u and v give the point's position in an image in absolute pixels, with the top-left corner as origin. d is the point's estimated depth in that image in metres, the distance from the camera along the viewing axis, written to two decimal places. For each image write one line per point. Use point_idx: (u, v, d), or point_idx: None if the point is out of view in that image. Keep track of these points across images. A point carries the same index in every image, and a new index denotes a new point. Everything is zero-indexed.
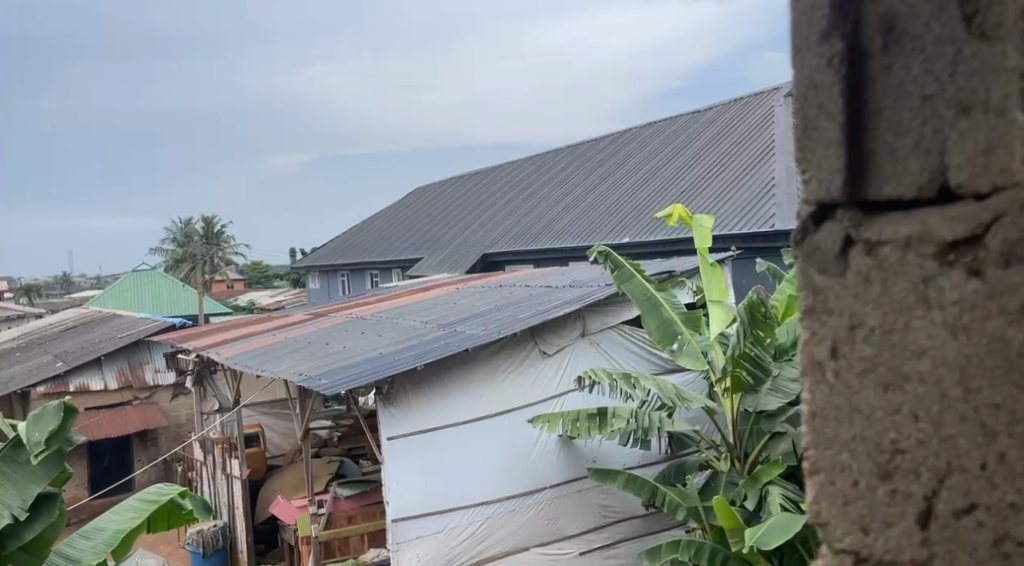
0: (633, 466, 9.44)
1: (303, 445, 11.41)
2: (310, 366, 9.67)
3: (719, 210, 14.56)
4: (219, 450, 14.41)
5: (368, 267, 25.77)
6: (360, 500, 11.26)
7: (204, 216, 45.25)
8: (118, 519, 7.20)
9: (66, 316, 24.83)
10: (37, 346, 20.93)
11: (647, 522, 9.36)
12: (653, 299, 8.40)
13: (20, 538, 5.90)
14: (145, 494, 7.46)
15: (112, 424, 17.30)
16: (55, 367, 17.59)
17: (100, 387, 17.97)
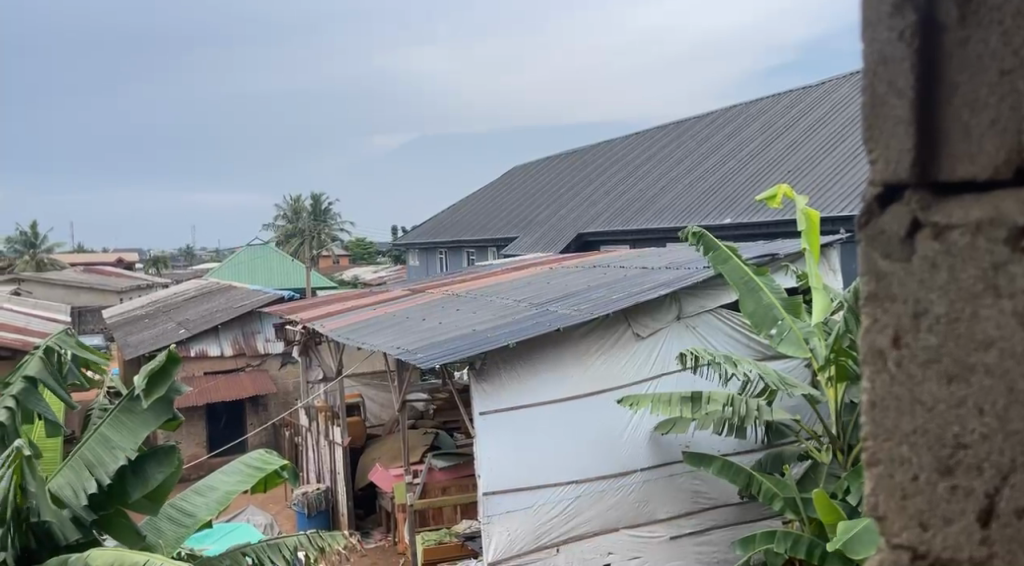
0: (728, 453, 9.27)
1: (401, 416, 11.58)
2: (406, 341, 9.77)
3: (825, 192, 14.22)
4: (321, 417, 14.72)
5: (464, 246, 25.95)
6: (455, 472, 11.40)
7: (312, 194, 46.25)
8: (228, 481, 7.40)
9: (188, 286, 25.70)
10: (161, 314, 21.72)
11: (741, 510, 9.21)
12: (751, 282, 8.22)
13: (143, 487, 6.03)
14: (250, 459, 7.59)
15: (226, 390, 17.84)
16: (175, 333, 18.23)
17: (217, 354, 18.52)
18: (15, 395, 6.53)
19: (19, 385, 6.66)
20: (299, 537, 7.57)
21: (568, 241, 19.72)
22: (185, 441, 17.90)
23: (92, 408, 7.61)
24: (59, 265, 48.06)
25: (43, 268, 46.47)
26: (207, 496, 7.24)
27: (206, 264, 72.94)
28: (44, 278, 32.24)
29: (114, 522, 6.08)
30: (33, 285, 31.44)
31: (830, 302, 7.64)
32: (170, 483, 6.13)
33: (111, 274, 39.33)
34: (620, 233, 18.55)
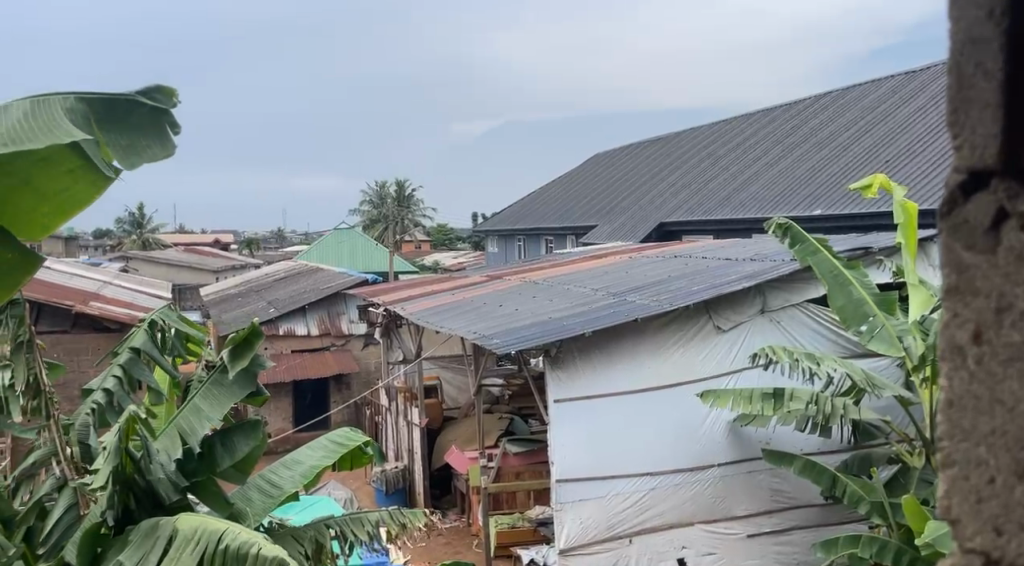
0: (811, 452, 9.05)
1: (476, 400, 11.61)
2: (483, 327, 9.79)
3: (921, 185, 13.84)
4: (400, 398, 14.87)
5: (543, 233, 25.90)
6: (528, 458, 11.38)
7: (397, 180, 46.58)
8: (312, 457, 7.49)
9: (277, 267, 26.16)
10: (251, 293, 22.17)
11: (824, 512, 8.95)
12: (840, 276, 8.05)
13: (232, 456, 6.25)
14: (335, 436, 7.69)
15: (314, 366, 18.30)
16: (263, 312, 18.58)
17: (304, 333, 18.78)
18: (121, 362, 6.94)
19: (126, 353, 7.06)
20: (382, 512, 7.62)
21: (650, 230, 19.53)
22: (272, 416, 18.28)
23: (189, 383, 7.77)
24: (158, 242, 49.50)
25: (146, 248, 48.03)
26: (293, 470, 7.32)
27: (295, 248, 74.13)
28: (143, 257, 33.26)
29: (205, 489, 6.22)
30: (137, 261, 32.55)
31: (932, 297, 7.36)
32: (256, 455, 6.28)
33: (201, 254, 40.27)
34: (704, 223, 18.32)
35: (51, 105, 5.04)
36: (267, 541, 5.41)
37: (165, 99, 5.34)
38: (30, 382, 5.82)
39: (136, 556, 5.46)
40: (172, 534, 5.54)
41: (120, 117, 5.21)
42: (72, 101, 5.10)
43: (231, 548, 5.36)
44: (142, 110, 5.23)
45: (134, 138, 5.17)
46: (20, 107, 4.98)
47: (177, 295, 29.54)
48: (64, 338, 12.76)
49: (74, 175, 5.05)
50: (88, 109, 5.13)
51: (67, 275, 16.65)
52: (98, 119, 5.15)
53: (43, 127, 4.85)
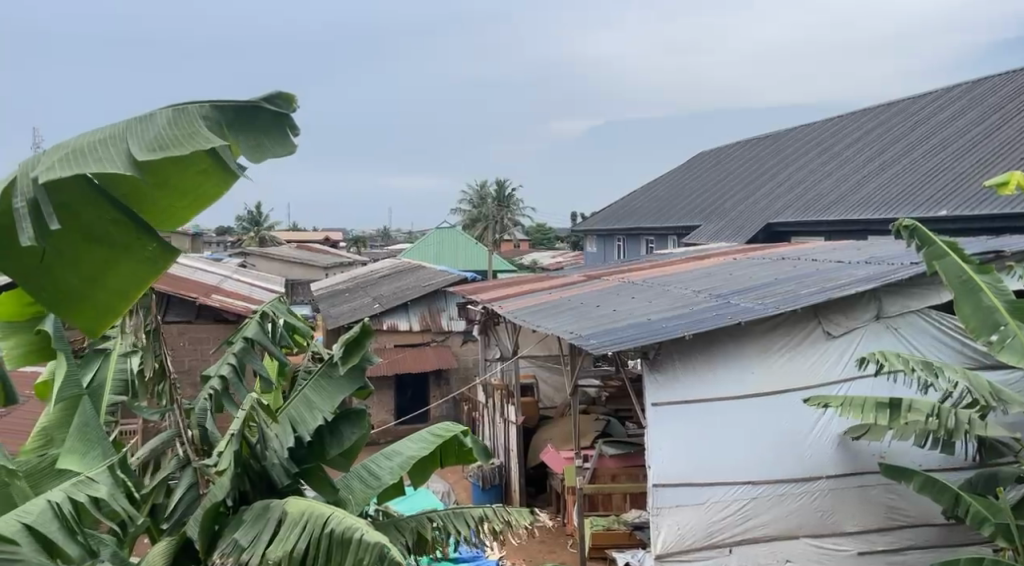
0: (931, 468, 8.70)
1: (572, 400, 11.55)
2: (578, 327, 9.73)
3: None
4: (497, 395, 14.86)
5: (644, 233, 25.60)
6: (625, 460, 11.28)
7: (497, 180, 46.78)
8: (412, 448, 7.51)
9: (379, 264, 26.49)
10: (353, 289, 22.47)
11: (944, 533, 8.59)
12: (971, 283, 7.68)
13: (340, 446, 6.87)
14: (434, 428, 7.69)
15: (414, 362, 18.49)
16: (366, 308, 18.80)
17: (405, 328, 18.95)
18: (235, 352, 7.23)
19: (239, 344, 7.32)
20: (484, 508, 7.53)
21: (756, 230, 19.10)
22: (375, 407, 18.66)
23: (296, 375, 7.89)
24: (273, 240, 50.93)
25: (262, 245, 49.43)
26: (392, 460, 7.36)
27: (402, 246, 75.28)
28: (260, 253, 34.23)
29: (314, 475, 6.85)
30: (252, 257, 33.67)
31: None
32: (362, 443, 6.94)
33: (305, 250, 41.14)
34: (815, 224, 17.84)
35: (188, 114, 5.38)
36: (369, 527, 5.94)
37: (284, 102, 5.45)
38: (156, 369, 6.61)
39: (251, 534, 6.08)
40: (282, 516, 6.11)
41: (246, 121, 5.45)
42: (208, 109, 5.41)
43: (336, 532, 5.91)
44: (266, 116, 5.44)
45: (262, 140, 5.42)
46: (162, 113, 5.36)
47: (289, 290, 30.32)
48: (188, 328, 13.64)
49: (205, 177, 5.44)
50: (221, 114, 5.43)
51: (185, 268, 17.22)
52: (230, 124, 5.42)
53: (181, 133, 5.29)
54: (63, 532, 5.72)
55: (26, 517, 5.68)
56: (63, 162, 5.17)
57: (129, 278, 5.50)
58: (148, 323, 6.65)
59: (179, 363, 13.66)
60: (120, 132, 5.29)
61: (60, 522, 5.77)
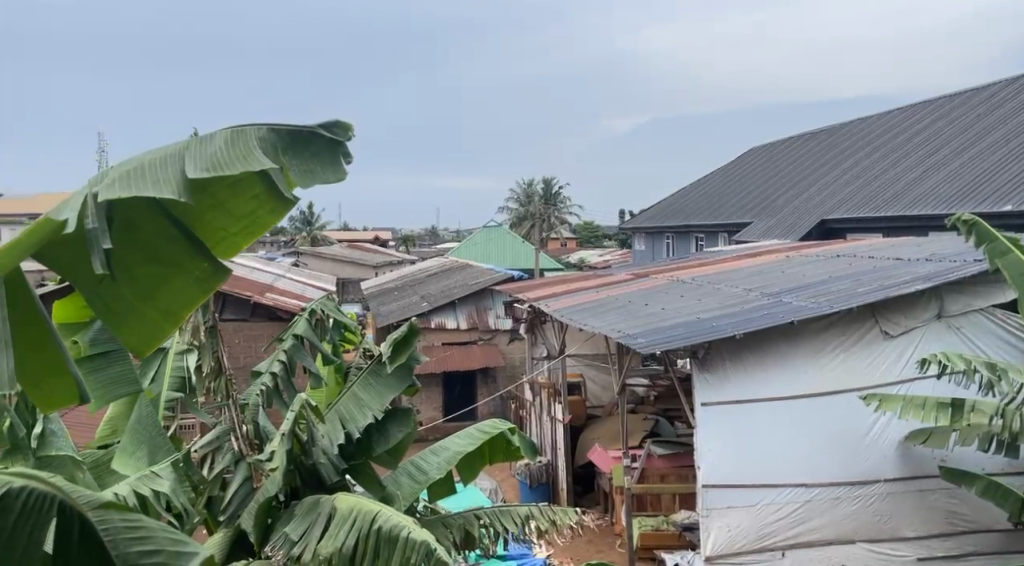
0: (994, 472, 8.51)
1: (620, 399, 11.47)
2: (626, 325, 9.64)
3: None
4: (544, 394, 14.78)
5: (694, 231, 25.38)
6: (677, 460, 11.16)
7: (545, 178, 46.69)
8: (459, 443, 7.47)
9: (427, 263, 26.55)
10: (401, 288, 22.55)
11: (1007, 539, 8.40)
12: None
13: (387, 443, 6.91)
14: (480, 426, 7.64)
15: (462, 360, 18.52)
16: (414, 306, 18.84)
17: (453, 327, 18.96)
18: (286, 349, 7.20)
19: (288, 340, 7.36)
20: (530, 507, 7.47)
21: (811, 227, 18.83)
22: (423, 405, 18.71)
23: (346, 373, 7.89)
24: (324, 240, 51.42)
25: (313, 245, 49.86)
26: (439, 457, 7.31)
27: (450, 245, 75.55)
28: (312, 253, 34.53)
29: (361, 472, 6.81)
30: (303, 257, 33.99)
31: None
32: (409, 441, 6.96)
33: (354, 250, 41.41)
34: (872, 220, 17.55)
35: (245, 135, 5.10)
36: (417, 526, 5.84)
37: (341, 130, 5.19)
38: (212, 367, 6.53)
39: (300, 529, 6.09)
40: (331, 512, 6.10)
41: (302, 147, 5.17)
42: (265, 131, 5.14)
43: (384, 529, 5.82)
44: (322, 143, 5.18)
45: (314, 166, 5.14)
46: (220, 133, 5.11)
47: (339, 289, 30.57)
48: (245, 326, 13.95)
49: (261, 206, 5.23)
50: (278, 139, 5.15)
51: (236, 267, 17.39)
52: (286, 150, 5.14)
53: (235, 152, 5.01)
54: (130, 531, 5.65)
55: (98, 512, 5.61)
56: (121, 183, 4.89)
57: (175, 297, 5.32)
58: (207, 320, 6.48)
59: (235, 359, 13.95)
60: (178, 152, 5.03)
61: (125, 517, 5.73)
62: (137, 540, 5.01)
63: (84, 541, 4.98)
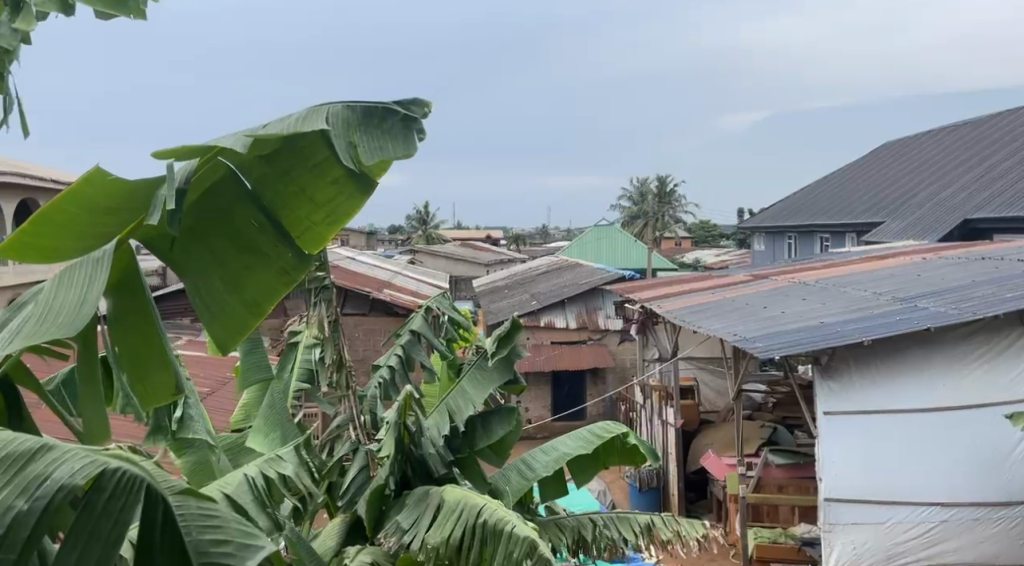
0: None
1: (735, 406, 11.09)
2: (744, 328, 9.24)
3: None
4: (656, 397, 14.41)
5: (819, 230, 24.61)
6: (793, 471, 10.68)
7: (660, 176, 46.13)
8: (570, 445, 7.19)
9: (538, 261, 26.39)
10: (512, 286, 22.42)
11: None
12: None
13: (488, 439, 6.61)
14: (595, 429, 7.37)
15: (572, 359, 18.26)
16: (525, 305, 18.67)
17: (563, 326, 18.75)
18: (400, 343, 7.21)
19: (405, 335, 7.32)
20: (652, 516, 7.13)
21: (951, 227, 18.01)
22: (532, 403, 18.58)
23: (459, 366, 7.50)
24: (437, 237, 51.74)
25: (429, 243, 50.52)
26: (547, 455, 7.05)
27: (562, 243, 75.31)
28: (427, 251, 34.79)
29: (467, 466, 6.66)
30: (418, 255, 34.35)
31: None
32: (512, 439, 6.61)
33: (468, 246, 41.62)
34: (1018, 220, 16.67)
35: (317, 114, 4.53)
36: (520, 521, 5.56)
37: (418, 107, 4.62)
38: (334, 360, 6.37)
39: (411, 517, 5.90)
40: (439, 502, 5.89)
41: (376, 124, 4.56)
42: (339, 108, 4.57)
43: (488, 523, 5.57)
44: (395, 119, 4.59)
45: (384, 142, 4.53)
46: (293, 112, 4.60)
47: (450, 285, 30.61)
48: (363, 321, 13.97)
49: (336, 186, 4.63)
50: (351, 116, 4.56)
51: (351, 263, 17.47)
52: (358, 125, 4.53)
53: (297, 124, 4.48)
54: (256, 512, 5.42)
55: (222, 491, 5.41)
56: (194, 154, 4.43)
57: (260, 286, 4.67)
58: (330, 313, 6.36)
59: (353, 353, 13.99)
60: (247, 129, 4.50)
61: (253, 496, 5.52)
62: (213, 529, 4.07)
63: (166, 532, 3.98)
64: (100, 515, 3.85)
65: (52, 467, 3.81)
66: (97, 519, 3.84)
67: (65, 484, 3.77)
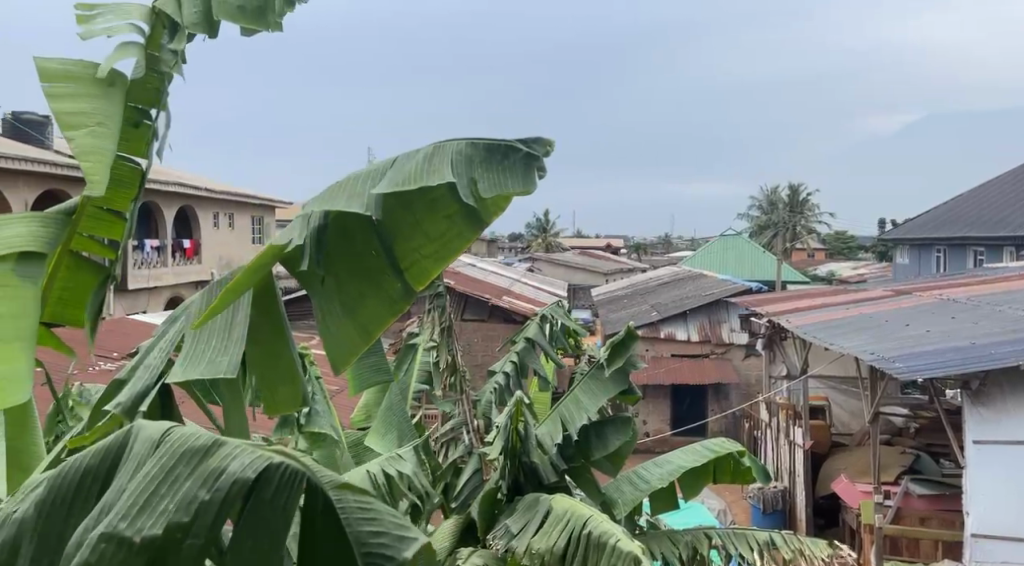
0: None
1: (872, 428, 10.37)
2: (886, 347, 8.54)
3: None
4: (783, 415, 13.63)
5: (971, 244, 23.28)
6: (937, 503, 9.96)
7: (792, 184, 44.79)
8: (681, 458, 6.70)
9: (663, 270, 25.71)
10: (635, 295, 21.85)
11: None
12: None
13: (604, 448, 6.08)
14: (707, 443, 6.86)
15: (690, 372, 17.57)
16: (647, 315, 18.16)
17: (683, 338, 18.15)
18: (517, 349, 6.79)
19: (521, 342, 6.90)
20: (772, 534, 6.56)
21: None
22: (650, 416, 18.02)
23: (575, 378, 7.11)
24: (558, 245, 51.52)
25: (549, 250, 50.53)
26: (661, 467, 6.57)
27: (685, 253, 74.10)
28: (550, 257, 34.53)
29: (581, 476, 6.15)
30: (540, 263, 34.21)
31: None
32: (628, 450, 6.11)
33: (593, 255, 41.20)
34: None
35: (442, 153, 4.19)
36: (627, 536, 5.09)
37: (540, 146, 4.25)
38: (448, 363, 6.01)
39: (518, 523, 5.43)
40: (547, 510, 5.41)
41: (497, 161, 4.21)
42: (464, 145, 4.23)
43: (593, 535, 5.11)
44: (517, 160, 4.23)
45: (503, 183, 4.18)
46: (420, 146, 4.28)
47: (573, 293, 30.25)
48: (482, 326, 13.67)
49: (449, 224, 4.31)
50: (476, 152, 4.21)
51: (472, 268, 17.25)
52: (480, 164, 4.18)
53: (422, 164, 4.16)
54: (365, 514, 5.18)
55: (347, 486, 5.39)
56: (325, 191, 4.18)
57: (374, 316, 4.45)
58: (444, 319, 6.01)
59: (474, 358, 13.74)
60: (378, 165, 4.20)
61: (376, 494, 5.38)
62: (371, 520, 3.92)
63: (326, 522, 3.88)
64: (269, 504, 3.76)
65: (225, 461, 3.73)
66: (267, 510, 3.75)
67: (239, 478, 3.70)
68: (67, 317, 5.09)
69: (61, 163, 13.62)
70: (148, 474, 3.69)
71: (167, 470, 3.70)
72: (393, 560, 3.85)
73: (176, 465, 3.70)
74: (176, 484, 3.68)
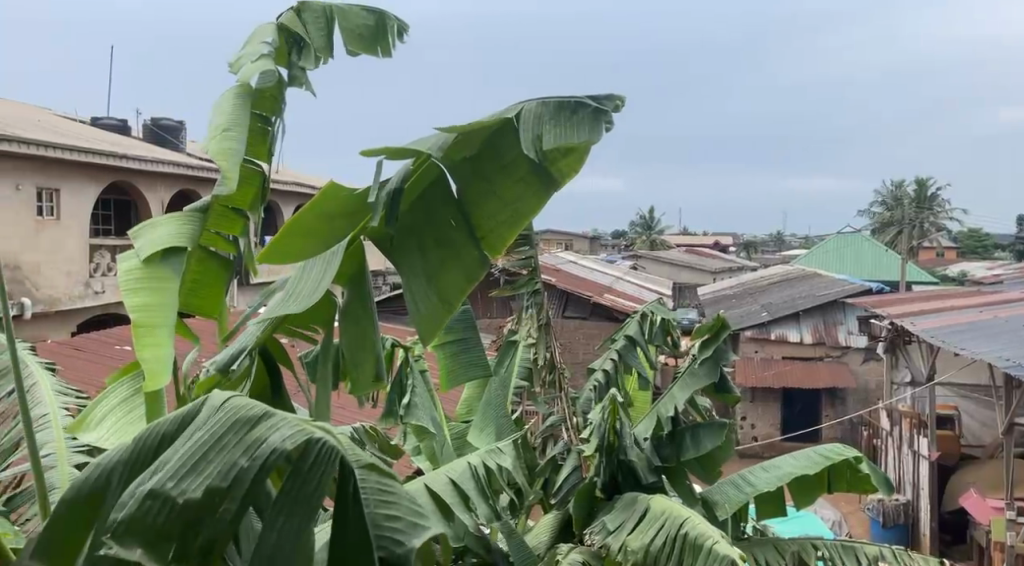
0: None
1: (1004, 440, 9.63)
2: (1023, 352, 7.86)
3: None
4: (905, 423, 12.90)
5: None
6: None
7: (915, 179, 42.86)
8: (793, 464, 6.08)
9: (775, 269, 24.62)
10: (748, 295, 20.98)
11: None
12: None
13: (696, 450, 5.41)
14: (823, 448, 6.22)
15: (803, 376, 16.90)
16: (758, 315, 17.46)
17: (796, 340, 17.31)
18: (616, 346, 6.35)
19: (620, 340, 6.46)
20: (882, 547, 5.75)
21: None
22: (760, 421, 17.36)
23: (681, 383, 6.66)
24: (665, 243, 50.44)
25: (657, 247, 49.58)
26: (769, 472, 5.97)
27: (797, 249, 72.03)
28: (661, 256, 33.76)
29: (676, 476, 5.56)
30: (650, 262, 33.48)
31: None
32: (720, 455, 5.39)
33: (706, 253, 40.17)
34: None
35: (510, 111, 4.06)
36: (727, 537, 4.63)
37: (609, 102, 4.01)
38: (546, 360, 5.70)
39: (616, 520, 5.01)
40: (645, 509, 4.98)
41: (566, 116, 3.97)
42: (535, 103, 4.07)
43: (690, 535, 4.66)
44: (583, 113, 3.99)
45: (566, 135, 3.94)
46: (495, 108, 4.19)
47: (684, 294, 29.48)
48: (584, 325, 13.25)
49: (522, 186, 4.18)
50: (545, 111, 4.02)
51: (579, 268, 16.84)
52: (546, 118, 3.98)
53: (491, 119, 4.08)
54: (462, 505, 4.77)
55: (447, 477, 4.94)
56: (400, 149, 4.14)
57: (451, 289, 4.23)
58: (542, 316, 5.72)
59: (581, 359, 13.35)
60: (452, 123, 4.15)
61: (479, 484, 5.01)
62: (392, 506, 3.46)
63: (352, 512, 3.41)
64: (303, 482, 3.35)
65: (268, 432, 3.35)
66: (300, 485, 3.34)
67: (279, 448, 3.31)
68: (195, 308, 4.66)
69: (184, 159, 13.75)
70: (198, 439, 3.35)
71: (217, 436, 3.35)
72: (403, 547, 3.41)
73: (226, 433, 3.36)
74: (224, 452, 3.33)
